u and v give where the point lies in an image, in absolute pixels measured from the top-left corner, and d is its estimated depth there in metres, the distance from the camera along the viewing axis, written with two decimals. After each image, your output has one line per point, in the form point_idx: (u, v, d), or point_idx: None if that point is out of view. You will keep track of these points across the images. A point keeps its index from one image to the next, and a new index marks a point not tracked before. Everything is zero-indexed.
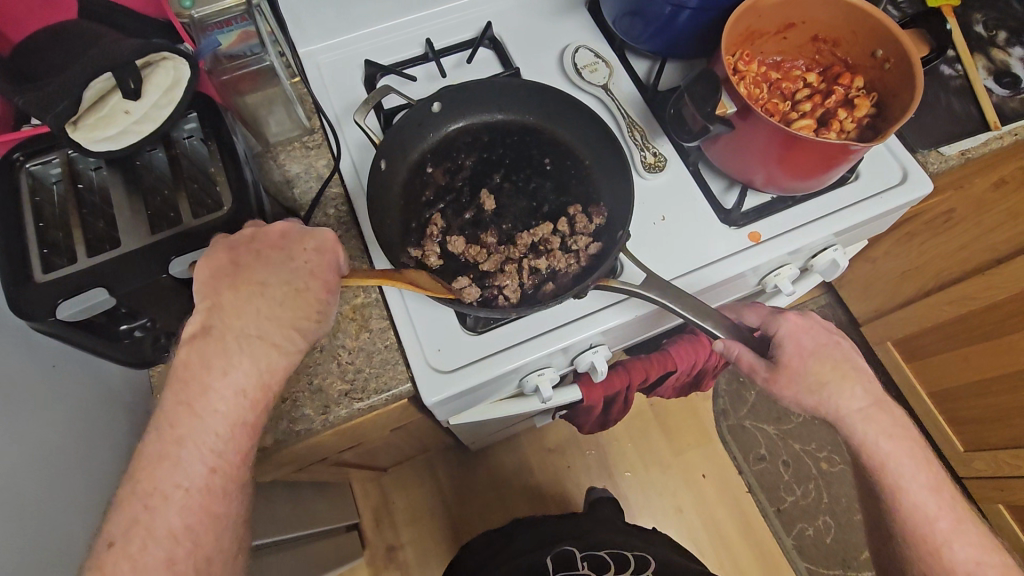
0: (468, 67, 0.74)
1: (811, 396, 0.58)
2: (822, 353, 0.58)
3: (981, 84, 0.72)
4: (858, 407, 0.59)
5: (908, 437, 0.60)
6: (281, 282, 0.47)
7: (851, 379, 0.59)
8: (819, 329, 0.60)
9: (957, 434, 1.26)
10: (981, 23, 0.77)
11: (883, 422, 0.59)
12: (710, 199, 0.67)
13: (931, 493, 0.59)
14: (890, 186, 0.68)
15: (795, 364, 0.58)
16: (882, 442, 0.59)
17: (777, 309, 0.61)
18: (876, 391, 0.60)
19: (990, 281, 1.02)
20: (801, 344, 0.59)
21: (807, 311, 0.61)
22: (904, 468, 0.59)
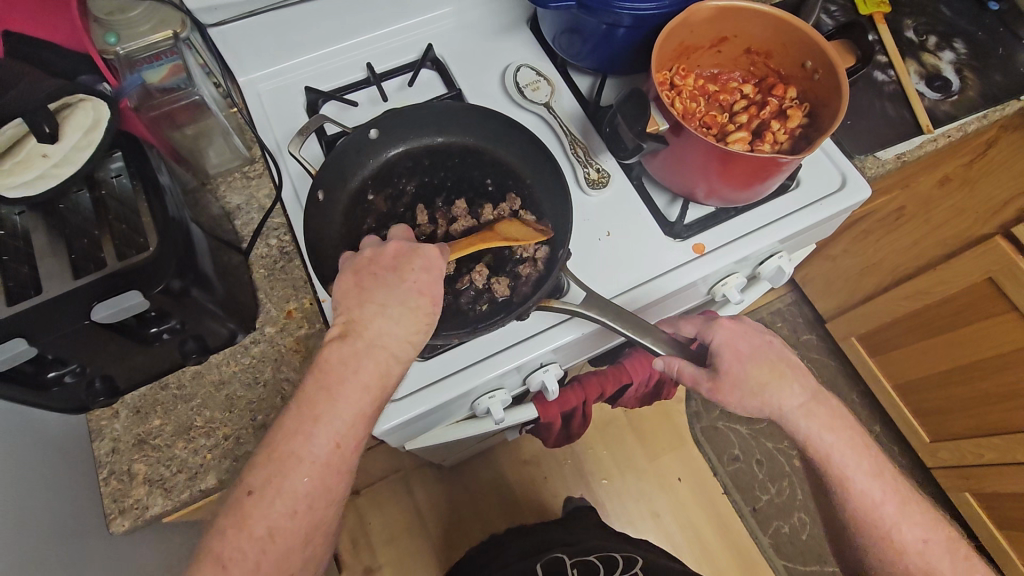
0: (411, 89, 0.74)
1: (754, 400, 0.58)
2: (759, 356, 0.59)
3: (913, 89, 0.74)
4: (800, 401, 0.59)
5: (847, 424, 0.61)
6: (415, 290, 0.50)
7: (789, 378, 0.60)
8: (751, 331, 0.61)
9: (922, 425, 1.28)
10: (912, 29, 0.79)
11: (825, 417, 0.60)
12: (653, 211, 0.68)
13: (875, 475, 0.60)
14: (828, 191, 0.69)
15: (735, 370, 0.58)
16: (824, 434, 0.60)
17: (709, 318, 0.62)
18: (811, 382, 0.61)
19: (942, 276, 1.04)
20: (738, 349, 0.60)
21: (737, 315, 0.62)
22: (847, 458, 0.60)
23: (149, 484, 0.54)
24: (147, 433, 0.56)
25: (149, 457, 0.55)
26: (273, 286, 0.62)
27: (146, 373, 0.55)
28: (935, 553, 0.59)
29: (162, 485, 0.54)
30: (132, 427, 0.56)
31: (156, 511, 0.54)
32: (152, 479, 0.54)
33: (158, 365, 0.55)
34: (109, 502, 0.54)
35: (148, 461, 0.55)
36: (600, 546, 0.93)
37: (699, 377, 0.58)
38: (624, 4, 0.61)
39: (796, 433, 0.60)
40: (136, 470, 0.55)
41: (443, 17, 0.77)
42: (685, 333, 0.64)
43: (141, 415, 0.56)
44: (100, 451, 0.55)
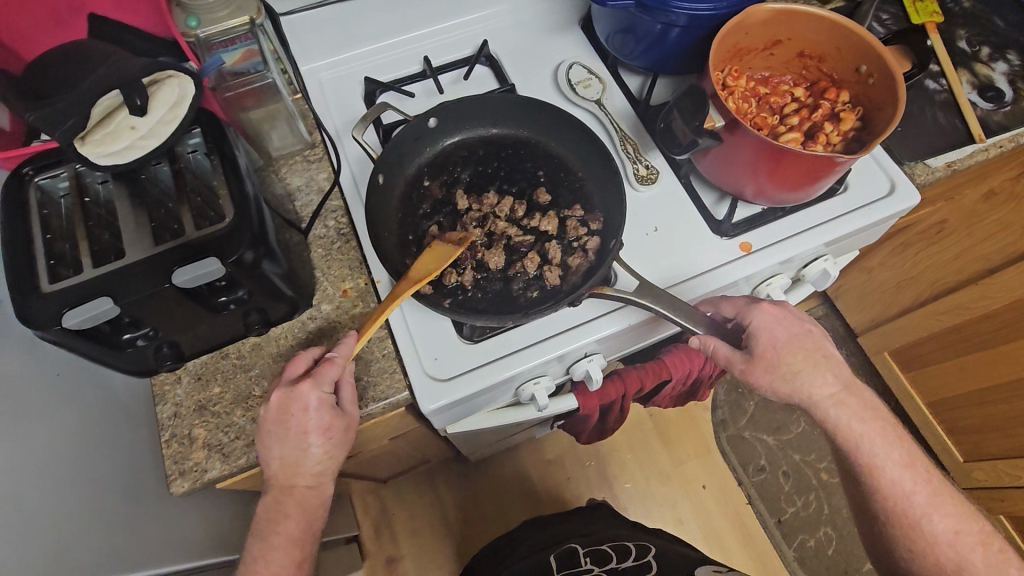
0: (466, 83, 0.76)
1: (783, 384, 0.59)
2: (795, 343, 0.59)
3: (965, 98, 0.74)
4: (834, 392, 0.60)
5: (881, 418, 0.61)
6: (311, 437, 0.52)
7: (823, 368, 0.60)
8: (793, 319, 0.61)
9: (956, 444, 1.26)
10: (965, 39, 0.79)
11: (857, 406, 0.60)
12: (700, 209, 0.68)
13: (906, 465, 0.60)
14: (877, 196, 0.69)
15: (768, 354, 0.59)
16: (856, 423, 0.60)
17: (751, 300, 0.62)
18: (846, 373, 0.61)
19: (983, 291, 1.03)
20: (775, 335, 0.59)
21: (780, 302, 0.62)
22: (878, 448, 0.60)
23: (208, 448, 0.56)
24: (207, 399, 0.58)
25: (209, 423, 0.57)
26: (330, 265, 0.63)
27: (210, 342, 0.58)
28: (965, 544, 0.59)
29: (219, 450, 0.56)
30: (194, 393, 0.58)
31: (215, 474, 0.56)
32: (211, 444, 0.57)
33: (222, 334, 0.57)
34: (170, 464, 0.56)
35: (207, 426, 0.57)
36: (614, 534, 0.93)
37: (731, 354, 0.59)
38: (680, 4, 0.63)
39: (827, 422, 0.60)
40: (196, 434, 0.57)
41: (498, 15, 0.79)
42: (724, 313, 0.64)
43: (203, 382, 0.59)
44: (163, 415, 0.57)
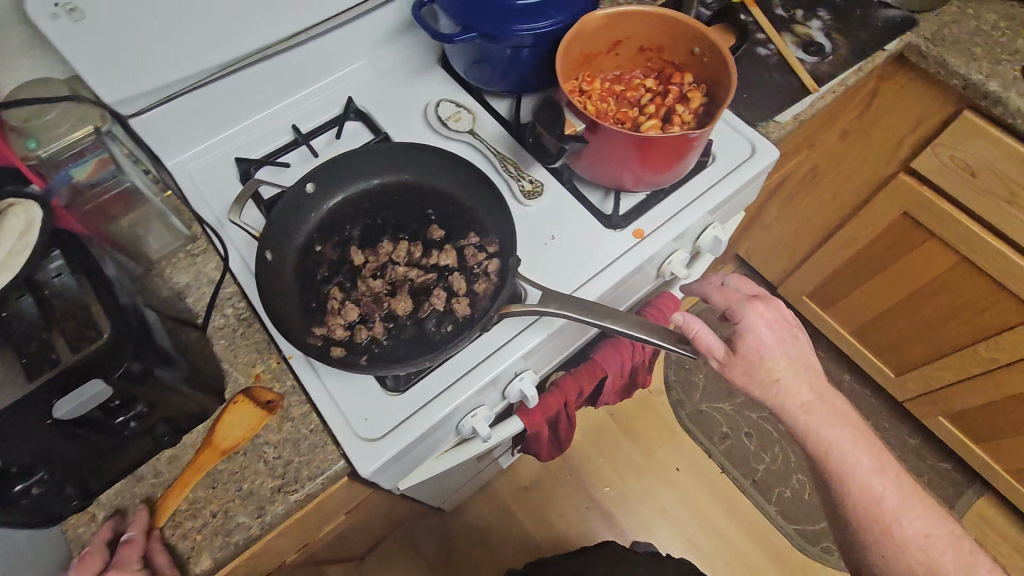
0: (340, 141, 0.76)
1: (761, 381, 0.65)
2: (780, 349, 0.65)
3: (793, 56, 0.81)
4: (809, 401, 0.66)
5: (855, 426, 0.67)
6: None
7: (803, 374, 0.66)
8: (784, 326, 0.66)
9: (885, 362, 1.34)
10: (780, 7, 0.88)
11: (824, 412, 0.66)
12: (589, 210, 0.71)
13: (878, 470, 0.66)
14: (742, 159, 0.75)
15: (750, 356, 0.65)
16: (827, 431, 0.66)
17: (745, 299, 0.66)
18: (821, 388, 0.67)
19: (865, 219, 1.13)
20: (761, 339, 0.64)
21: (772, 304, 0.66)
22: (847, 454, 0.66)
23: None
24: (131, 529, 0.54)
25: None
26: (237, 354, 0.61)
27: (119, 467, 0.54)
28: (934, 546, 0.65)
29: None
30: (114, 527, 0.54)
31: None
32: None
33: (131, 456, 0.54)
34: None
35: None
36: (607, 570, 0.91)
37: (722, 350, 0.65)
38: (524, 26, 0.67)
39: (800, 427, 0.67)
40: None
41: (358, 72, 0.81)
42: (713, 303, 0.69)
43: (121, 512, 0.54)
44: None
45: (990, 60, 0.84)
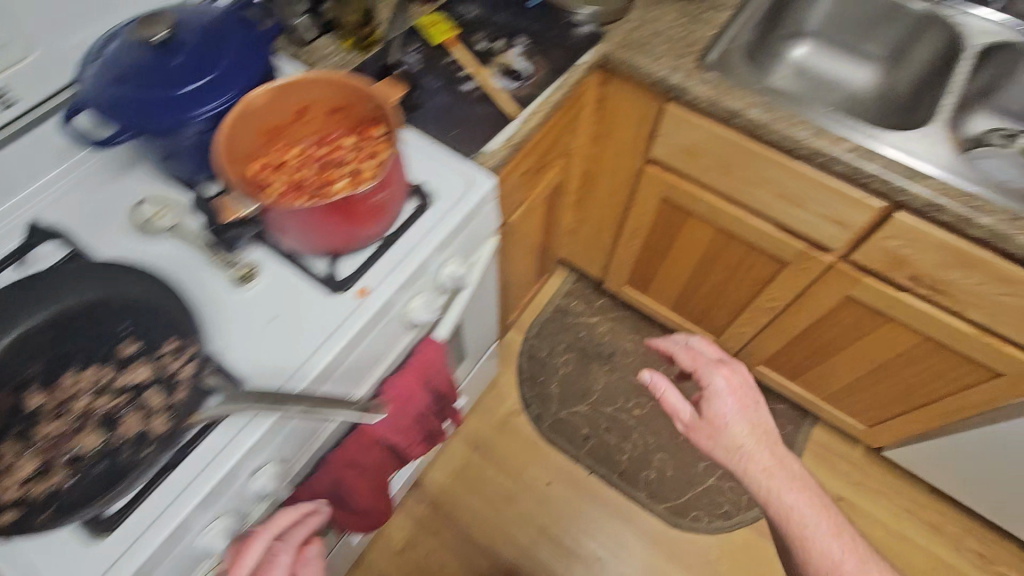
0: (26, 269, 0.69)
1: (724, 444, 0.82)
2: (742, 417, 0.83)
3: (494, 87, 0.86)
4: (768, 459, 0.80)
5: (807, 482, 0.80)
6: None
7: (770, 442, 0.82)
8: (746, 392, 0.86)
9: (704, 328, 1.43)
10: (482, 39, 0.91)
11: (773, 458, 0.80)
12: (312, 280, 0.70)
13: (816, 510, 0.77)
14: (458, 193, 0.77)
15: (713, 420, 0.83)
16: (787, 493, 0.78)
17: (712, 366, 0.87)
18: (780, 454, 0.81)
19: (639, 209, 1.22)
20: (727, 403, 0.84)
21: (738, 382, 0.86)
22: (807, 517, 0.77)
23: None
24: None
25: None
26: None
27: None
28: None
29: None
30: None
31: None
32: None
33: None
34: None
35: None
36: None
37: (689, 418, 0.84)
38: (198, 109, 0.66)
39: (764, 489, 0.79)
40: None
41: (46, 188, 0.75)
42: (686, 364, 0.90)
43: None
44: None
45: (674, 56, 0.93)
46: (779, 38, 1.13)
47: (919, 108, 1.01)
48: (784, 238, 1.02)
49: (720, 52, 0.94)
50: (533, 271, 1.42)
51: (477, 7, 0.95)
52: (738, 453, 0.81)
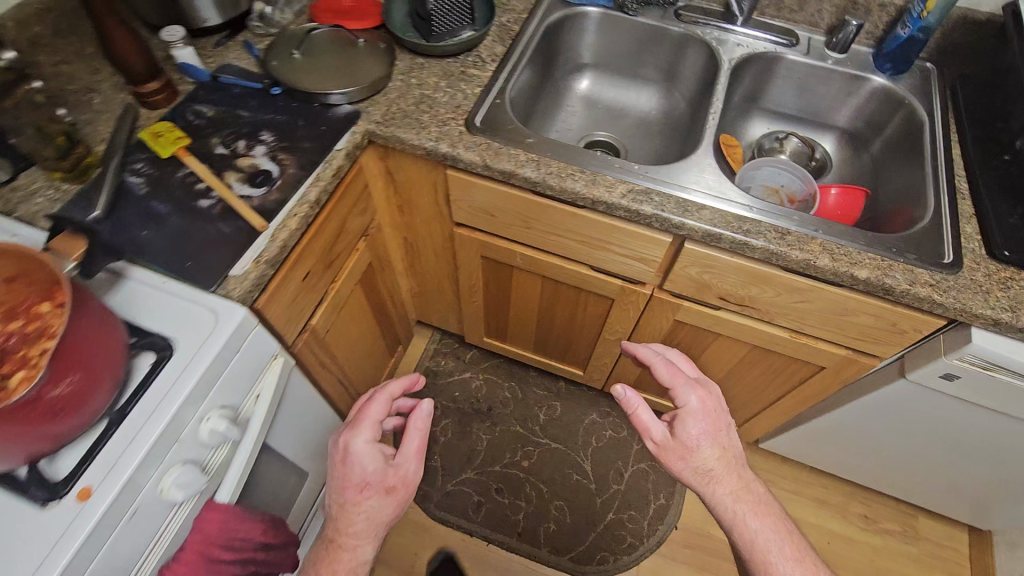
0: None
1: (693, 467, 0.80)
2: (714, 442, 0.81)
3: (236, 198, 0.76)
4: (733, 488, 0.79)
5: (770, 509, 0.80)
6: (357, 457, 0.74)
7: (733, 471, 0.80)
8: (718, 416, 0.83)
9: (569, 365, 1.40)
10: (220, 143, 0.81)
11: (735, 486, 0.79)
12: (15, 496, 0.56)
13: (778, 537, 0.77)
14: (203, 335, 0.67)
15: (687, 441, 0.81)
16: (751, 519, 0.78)
17: (688, 382, 0.85)
18: (747, 478, 0.81)
19: (465, 269, 1.16)
20: (701, 419, 0.82)
21: (713, 400, 0.84)
22: (771, 542, 0.76)
23: None
24: None
25: None
26: None
27: None
28: None
29: None
30: None
31: None
32: None
33: None
34: None
35: None
36: None
37: (663, 439, 0.81)
38: None
39: (731, 513, 0.79)
40: None
41: None
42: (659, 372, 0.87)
43: None
44: None
45: (439, 125, 0.88)
46: (557, 77, 1.13)
47: (696, 127, 1.03)
48: (600, 281, 1.00)
49: (485, 110, 0.90)
50: (382, 351, 1.32)
51: (212, 108, 0.85)
52: (707, 481, 0.79)
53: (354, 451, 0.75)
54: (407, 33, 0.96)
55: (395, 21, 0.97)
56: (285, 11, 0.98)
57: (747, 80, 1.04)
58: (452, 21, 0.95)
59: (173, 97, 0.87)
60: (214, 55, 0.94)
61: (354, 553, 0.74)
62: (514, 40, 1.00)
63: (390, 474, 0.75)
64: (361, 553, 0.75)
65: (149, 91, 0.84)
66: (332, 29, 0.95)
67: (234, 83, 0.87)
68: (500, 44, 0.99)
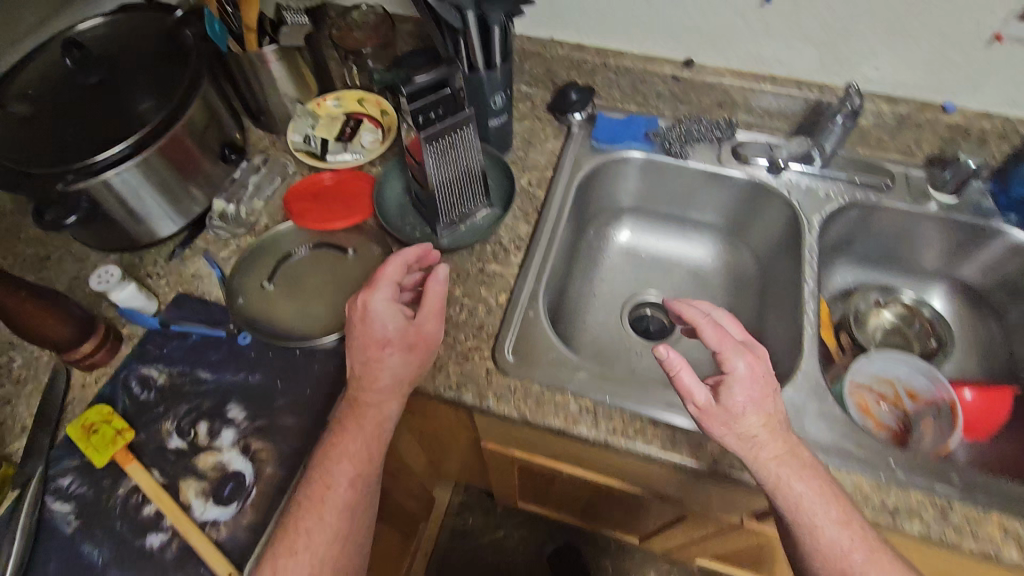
0: None
1: (740, 435, 0.54)
2: (761, 407, 0.55)
3: (194, 532, 0.55)
4: (806, 490, 0.53)
5: (878, 549, 0.52)
6: (375, 312, 0.58)
7: (787, 432, 0.55)
8: (767, 383, 0.56)
9: (622, 532, 1.18)
10: (174, 431, 0.62)
11: (809, 515, 0.52)
12: None
13: (842, 530, 0.52)
14: None
15: (732, 408, 0.54)
16: (796, 484, 0.53)
17: (737, 346, 0.57)
18: (795, 440, 0.56)
19: (498, 470, 0.94)
20: (758, 397, 0.55)
21: (766, 363, 0.57)
22: (818, 511, 0.52)
23: None
24: None
25: None
26: None
27: None
28: None
29: None
30: None
31: None
32: None
33: None
34: None
35: None
36: None
37: (721, 434, 0.54)
38: None
39: (773, 480, 0.53)
40: None
41: None
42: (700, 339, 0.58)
43: None
44: None
45: (457, 359, 0.67)
46: (591, 233, 0.92)
47: (774, 295, 0.82)
48: (673, 504, 0.78)
49: (514, 331, 0.69)
50: (400, 546, 1.11)
51: (164, 370, 0.65)
52: (799, 503, 0.53)
53: (371, 293, 0.59)
54: (407, 226, 0.76)
55: (387, 208, 0.77)
56: (257, 204, 0.79)
57: (832, 231, 0.84)
58: (465, 205, 0.76)
59: (115, 346, 0.68)
60: (168, 277, 0.74)
61: (381, 410, 0.59)
62: (539, 214, 0.80)
63: (413, 335, 0.59)
64: (389, 410, 0.59)
65: (81, 354, 0.65)
66: (312, 249, 0.73)
67: (189, 331, 0.67)
68: (523, 221, 0.79)
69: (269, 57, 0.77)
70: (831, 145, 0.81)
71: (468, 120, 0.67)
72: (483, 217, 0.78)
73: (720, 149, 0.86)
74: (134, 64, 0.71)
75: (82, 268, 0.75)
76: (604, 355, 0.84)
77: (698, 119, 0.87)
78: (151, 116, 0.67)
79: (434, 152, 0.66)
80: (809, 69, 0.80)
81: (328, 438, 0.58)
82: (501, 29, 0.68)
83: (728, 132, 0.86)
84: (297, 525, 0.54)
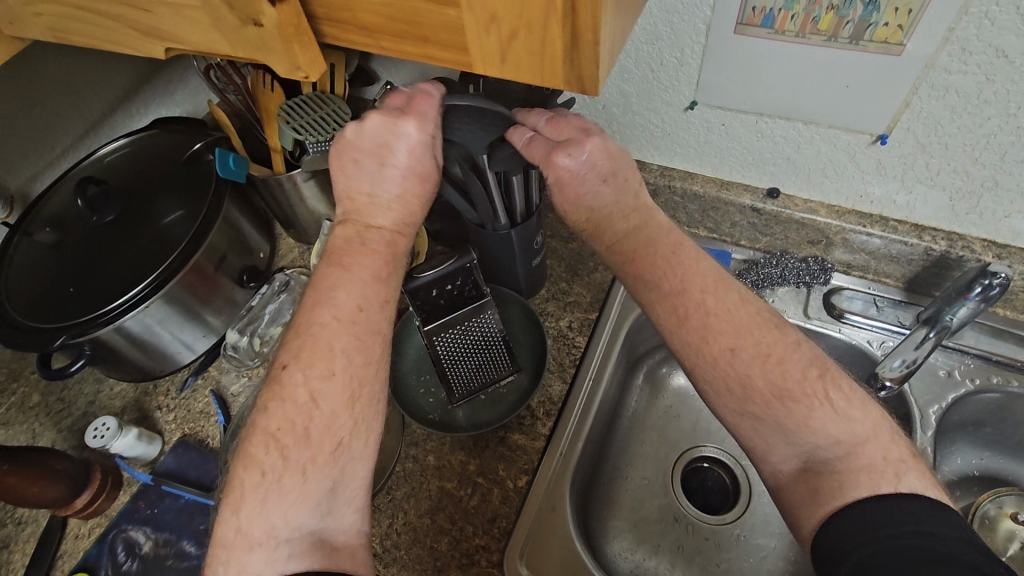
0: None
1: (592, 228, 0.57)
2: (604, 188, 0.54)
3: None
4: (615, 204, 0.55)
5: (764, 326, 0.50)
6: (383, 138, 0.49)
7: (666, 237, 0.54)
8: (610, 155, 0.53)
9: None
10: None
11: (635, 246, 0.54)
12: None
13: (685, 270, 0.52)
14: None
15: (588, 203, 0.55)
16: (648, 258, 0.53)
17: (575, 139, 0.52)
18: (650, 225, 0.55)
19: None
20: (601, 187, 0.54)
21: (603, 139, 0.53)
22: (668, 267, 0.52)
23: None
24: None
25: None
26: None
27: None
28: (747, 359, 0.48)
29: None
30: None
31: None
32: None
33: None
34: None
35: None
36: None
37: (530, 151, 0.51)
38: None
39: (631, 266, 0.54)
40: None
41: None
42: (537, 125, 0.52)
43: None
44: None
45: (459, 562, 0.58)
46: (640, 375, 0.79)
47: None
48: None
49: (530, 529, 0.59)
50: None
51: (151, 536, 0.62)
52: (577, 191, 0.54)
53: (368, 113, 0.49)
54: (422, 394, 0.67)
55: (405, 375, 0.67)
56: (273, 331, 0.74)
57: (951, 418, 0.66)
58: (487, 374, 0.66)
59: (112, 491, 0.65)
60: (178, 411, 0.71)
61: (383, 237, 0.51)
62: (577, 368, 0.68)
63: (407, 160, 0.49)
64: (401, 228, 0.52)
65: (74, 507, 0.62)
66: None
67: (180, 493, 0.64)
68: (557, 378, 0.68)
69: (297, 180, 0.71)
70: (958, 319, 0.58)
71: (486, 303, 0.65)
72: (507, 386, 0.67)
73: (808, 296, 0.72)
74: (153, 192, 0.67)
75: (99, 392, 0.73)
76: (649, 530, 0.71)
77: (781, 257, 0.73)
78: (164, 254, 0.63)
79: (444, 342, 0.64)
80: (936, 218, 0.63)
81: (349, 249, 0.50)
82: (523, 178, 0.57)
83: (821, 277, 0.72)
84: (333, 344, 0.47)
